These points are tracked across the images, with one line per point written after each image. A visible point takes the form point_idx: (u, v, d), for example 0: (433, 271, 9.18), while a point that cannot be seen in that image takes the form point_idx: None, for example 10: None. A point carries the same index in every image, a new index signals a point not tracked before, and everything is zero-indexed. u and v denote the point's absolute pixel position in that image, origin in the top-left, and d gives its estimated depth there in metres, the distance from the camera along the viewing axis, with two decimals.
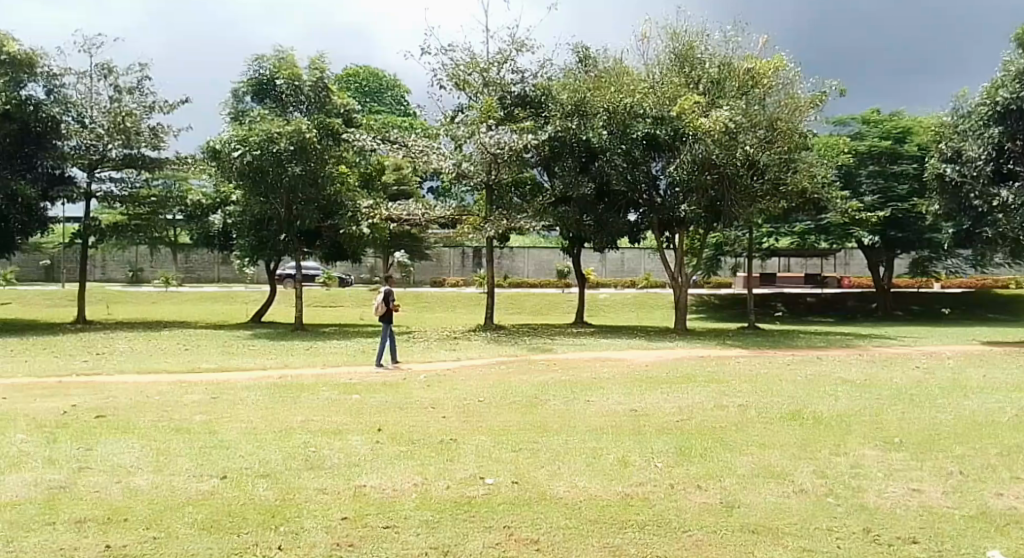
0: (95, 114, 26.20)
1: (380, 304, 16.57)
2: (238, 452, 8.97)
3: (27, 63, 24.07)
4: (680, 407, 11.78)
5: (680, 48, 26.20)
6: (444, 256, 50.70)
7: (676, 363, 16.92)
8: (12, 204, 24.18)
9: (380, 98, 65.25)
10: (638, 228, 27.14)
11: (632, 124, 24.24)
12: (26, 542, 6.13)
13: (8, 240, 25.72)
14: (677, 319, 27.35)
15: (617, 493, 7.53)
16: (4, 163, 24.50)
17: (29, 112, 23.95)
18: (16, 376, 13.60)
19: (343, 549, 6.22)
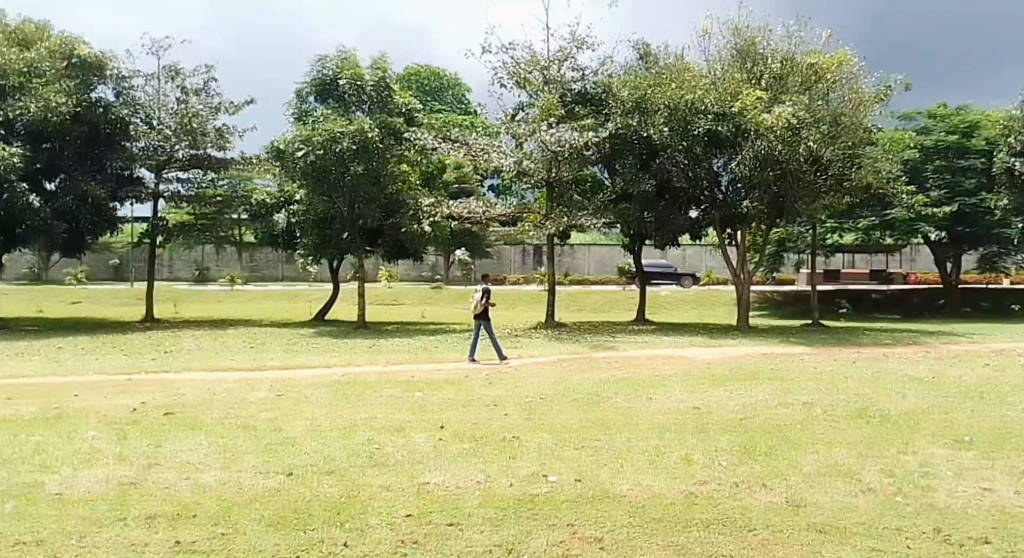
0: (163, 115, 26.87)
1: (478, 302, 16.58)
2: (303, 449, 9.01)
3: (97, 65, 25.07)
4: (744, 405, 11.44)
5: (743, 44, 25.55)
6: (504, 254, 50.70)
7: (739, 360, 16.54)
8: (83, 204, 24.83)
9: (441, 98, 65.73)
10: (699, 224, 26.72)
11: (694, 120, 23.68)
12: (99, 537, 6.21)
13: (80, 239, 26.30)
14: (740, 316, 26.73)
15: (680, 492, 7.31)
16: (75, 163, 25.23)
17: (98, 114, 24.57)
18: (90, 374, 13.92)
19: (407, 546, 6.16)
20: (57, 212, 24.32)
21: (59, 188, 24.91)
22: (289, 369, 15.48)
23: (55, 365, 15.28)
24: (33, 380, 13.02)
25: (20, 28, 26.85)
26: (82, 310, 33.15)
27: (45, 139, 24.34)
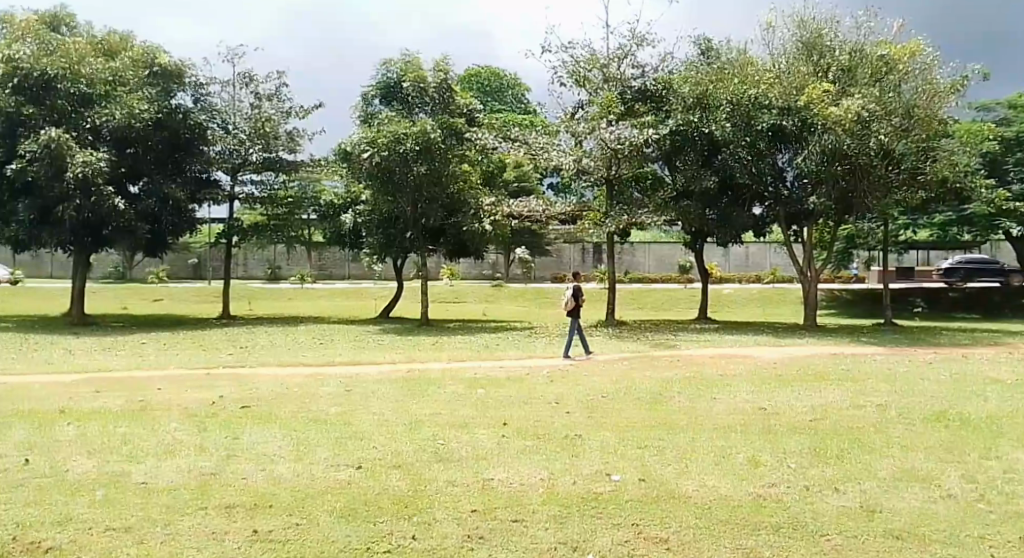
0: (239, 121, 27.57)
1: (569, 299, 16.90)
2: (373, 443, 9.27)
3: (177, 73, 25.86)
4: (814, 406, 11.38)
5: (809, 36, 25.25)
6: (563, 252, 50.66)
7: (809, 361, 16.35)
8: (165, 205, 25.89)
9: (501, 98, 66.07)
10: (763, 221, 26.49)
11: (757, 116, 23.48)
12: (182, 525, 6.49)
13: (161, 239, 27.08)
14: (806, 315, 26.38)
15: (747, 494, 7.35)
16: (157, 167, 25.98)
17: (178, 120, 25.24)
18: (169, 368, 14.46)
19: (473, 541, 6.33)
20: (139, 214, 25.25)
21: (143, 192, 25.81)
22: (354, 365, 15.84)
23: (138, 359, 15.92)
24: (117, 373, 13.63)
25: (105, 38, 27.81)
26: (159, 307, 34.36)
27: (126, 145, 25.14)
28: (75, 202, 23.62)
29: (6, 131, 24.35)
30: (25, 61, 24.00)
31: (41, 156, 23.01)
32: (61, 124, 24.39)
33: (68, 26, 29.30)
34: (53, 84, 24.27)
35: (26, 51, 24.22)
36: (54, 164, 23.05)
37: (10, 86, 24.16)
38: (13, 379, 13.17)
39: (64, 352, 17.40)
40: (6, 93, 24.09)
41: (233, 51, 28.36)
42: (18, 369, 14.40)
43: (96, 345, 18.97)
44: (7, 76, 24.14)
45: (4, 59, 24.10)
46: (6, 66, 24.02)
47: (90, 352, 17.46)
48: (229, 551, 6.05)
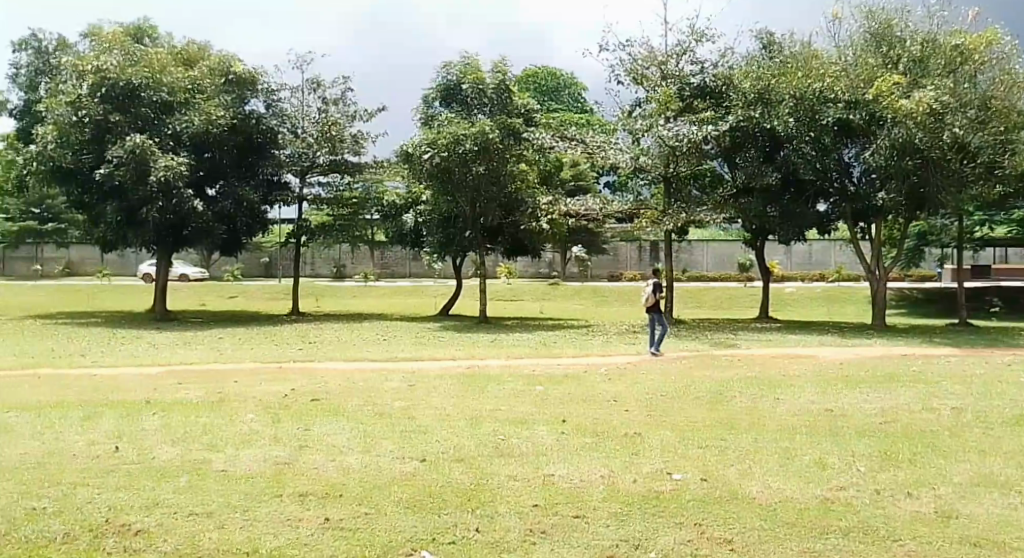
0: (307, 125, 28.06)
1: (648, 296, 17.33)
2: (436, 437, 9.59)
3: (251, 80, 26.80)
4: (883, 409, 11.32)
5: (878, 26, 24.79)
6: (621, 250, 50.75)
7: (878, 361, 16.21)
8: (239, 208, 26.78)
9: (558, 97, 66.25)
10: (829, 219, 25.94)
11: (821, 110, 23.29)
12: (259, 511, 6.78)
13: (235, 240, 28.05)
14: (876, 314, 25.97)
15: (815, 497, 7.41)
16: (233, 170, 27.12)
17: (249, 123, 26.48)
18: (243, 362, 15.09)
19: (536, 535, 6.53)
20: (216, 215, 26.34)
21: (220, 194, 26.84)
22: (416, 360, 16.28)
23: (214, 353, 16.60)
24: (196, 366, 14.25)
25: (184, 47, 28.69)
26: (230, 303, 35.45)
27: (203, 149, 26.07)
28: (157, 204, 24.73)
29: (95, 137, 25.35)
30: (113, 70, 24.99)
31: (127, 161, 24.23)
32: (146, 131, 25.57)
33: (151, 37, 31.15)
34: (138, 93, 25.33)
35: (113, 62, 25.16)
36: (139, 167, 24.30)
37: (97, 95, 25.14)
38: (100, 370, 13.87)
39: (147, 346, 18.24)
40: (94, 101, 25.06)
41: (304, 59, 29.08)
42: (104, 362, 15.14)
43: (175, 339, 19.77)
44: (96, 86, 25.12)
45: (93, 70, 25.04)
46: (95, 76, 24.96)
47: (169, 346, 18.20)
48: (302, 537, 6.31)
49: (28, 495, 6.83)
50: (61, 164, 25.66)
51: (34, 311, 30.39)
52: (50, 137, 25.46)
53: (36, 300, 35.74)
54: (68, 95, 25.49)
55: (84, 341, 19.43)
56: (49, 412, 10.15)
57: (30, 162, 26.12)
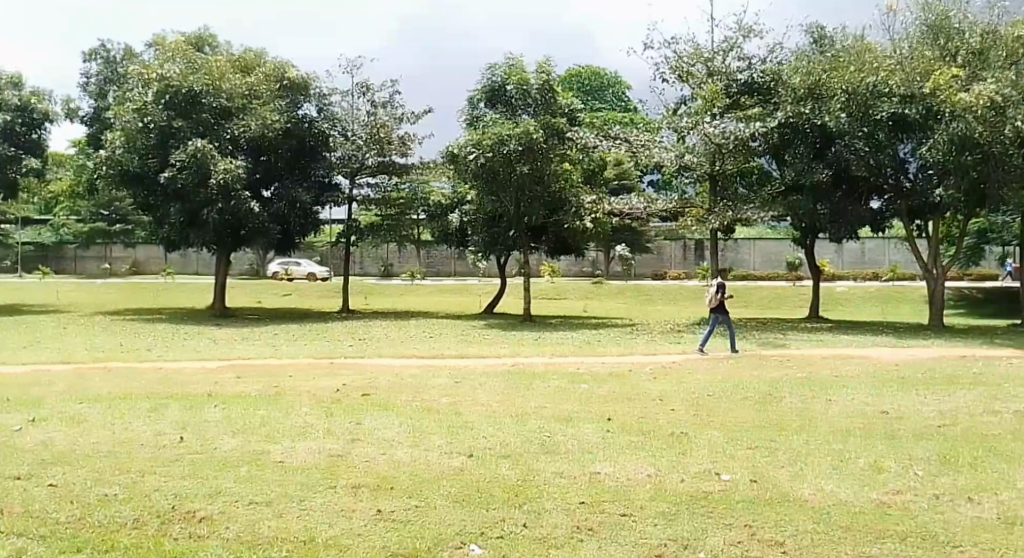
0: (356, 128, 28.36)
1: (714, 295, 17.37)
2: (484, 433, 9.69)
3: (304, 86, 27.42)
4: (941, 411, 11.14)
5: (934, 18, 24.27)
6: (665, 249, 50.48)
7: (932, 363, 15.96)
8: (293, 209, 27.62)
9: (601, 97, 66.13)
10: (883, 217, 25.43)
11: (875, 104, 22.67)
12: (315, 501, 6.94)
13: (288, 241, 28.45)
14: (934, 315, 25.50)
15: (870, 501, 7.36)
16: (287, 172, 27.57)
17: (304, 128, 27.04)
18: (296, 357, 15.40)
19: (583, 532, 6.57)
20: (273, 216, 27.17)
21: (275, 196, 27.40)
22: (462, 357, 16.44)
23: (269, 349, 16.96)
24: (252, 361, 14.58)
25: (242, 55, 29.03)
26: (284, 301, 36.09)
27: (261, 154, 27.05)
28: (217, 206, 25.54)
29: (159, 143, 26.18)
30: (176, 78, 25.98)
31: (189, 165, 25.09)
32: (206, 136, 26.15)
33: (211, 45, 31.81)
34: (200, 100, 26.18)
35: (175, 70, 26.18)
36: (201, 171, 25.09)
37: (162, 102, 26.04)
38: (161, 364, 14.28)
39: (205, 341, 18.70)
40: (159, 108, 25.98)
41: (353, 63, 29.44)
42: (168, 356, 15.55)
43: (231, 335, 20.24)
44: (160, 93, 26.05)
45: (158, 78, 26.14)
46: (160, 84, 26.00)
47: (227, 342, 18.63)
48: (357, 527, 6.44)
49: (100, 482, 7.07)
50: (127, 168, 26.35)
51: (98, 308, 31.30)
52: (117, 143, 26.20)
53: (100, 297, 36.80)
54: (134, 102, 26.38)
55: (144, 336, 19.94)
56: (117, 403, 10.47)
57: (98, 166, 26.66)
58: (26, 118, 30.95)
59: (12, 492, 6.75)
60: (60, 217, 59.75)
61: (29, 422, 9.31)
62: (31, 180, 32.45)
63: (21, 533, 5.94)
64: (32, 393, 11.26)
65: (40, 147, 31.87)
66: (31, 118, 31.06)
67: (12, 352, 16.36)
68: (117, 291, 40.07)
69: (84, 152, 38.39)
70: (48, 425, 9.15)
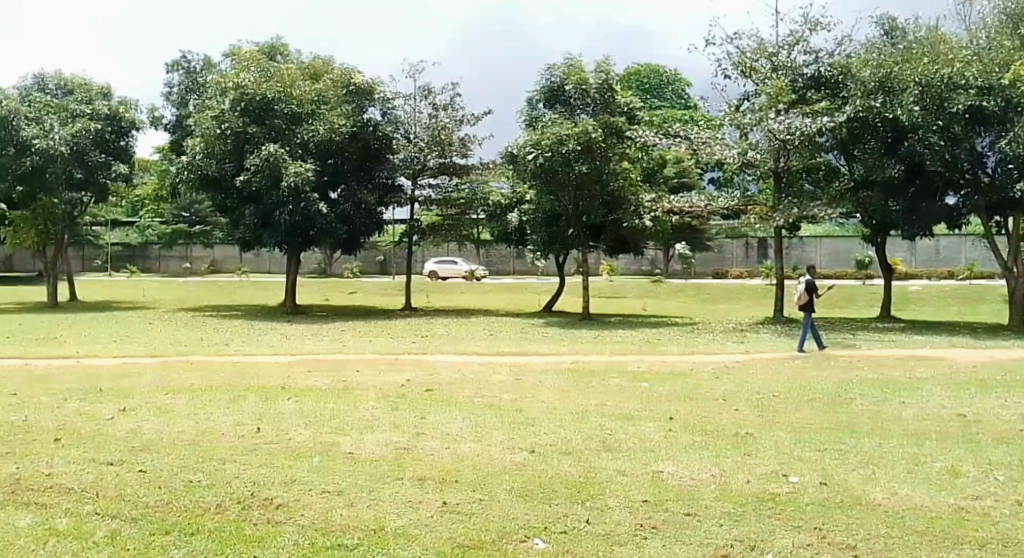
0: (417, 130, 28.68)
1: (802, 294, 17.26)
2: (544, 429, 9.66)
3: (370, 91, 27.48)
4: (1020, 415, 10.75)
5: (1015, 7, 23.75)
6: (726, 247, 49.83)
7: (1010, 364, 15.43)
8: (358, 210, 27.85)
9: (661, 95, 65.64)
10: (959, 213, 24.58)
11: (950, 97, 22.08)
12: (383, 491, 7.01)
13: (353, 242, 28.76)
14: (1012, 313, 24.82)
15: (946, 505, 7.15)
16: (353, 175, 28.00)
17: (370, 132, 27.19)
18: (363, 353, 15.62)
19: (647, 530, 6.50)
20: (339, 216, 27.29)
21: (341, 197, 27.80)
22: (522, 355, 16.43)
23: (335, 344, 17.24)
24: (321, 356, 14.81)
25: (311, 62, 29.59)
26: (350, 298, 36.62)
27: (329, 158, 27.35)
28: (288, 208, 26.02)
29: (235, 149, 26.87)
30: (251, 86, 26.51)
31: (263, 169, 25.67)
32: (278, 141, 26.74)
33: (283, 54, 32.42)
34: (272, 106, 26.72)
35: (250, 78, 26.73)
36: (273, 175, 25.69)
37: (237, 109, 26.75)
38: (235, 358, 14.60)
39: (275, 336, 19.10)
40: (235, 115, 26.66)
41: (415, 66, 29.62)
42: (241, 351, 15.88)
43: (299, 331, 20.63)
44: (236, 101, 26.73)
45: (234, 86, 26.72)
46: (236, 92, 26.63)
47: (297, 337, 18.96)
48: (423, 518, 6.48)
49: (185, 469, 7.24)
50: (207, 172, 27.07)
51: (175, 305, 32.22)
52: (197, 149, 26.99)
53: (177, 295, 37.78)
54: (213, 110, 27.13)
55: (219, 331, 20.44)
56: (196, 394, 10.74)
57: (182, 172, 27.70)
58: (115, 127, 31.82)
59: (104, 476, 6.96)
60: (146, 220, 61.67)
61: (120, 411, 9.59)
62: (119, 185, 33.50)
63: (113, 515, 6.10)
64: (116, 383, 11.63)
65: (127, 154, 32.61)
66: (119, 127, 31.88)
67: (97, 346, 16.88)
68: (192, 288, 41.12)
69: (166, 158, 39.45)
70: (137, 415, 9.41)
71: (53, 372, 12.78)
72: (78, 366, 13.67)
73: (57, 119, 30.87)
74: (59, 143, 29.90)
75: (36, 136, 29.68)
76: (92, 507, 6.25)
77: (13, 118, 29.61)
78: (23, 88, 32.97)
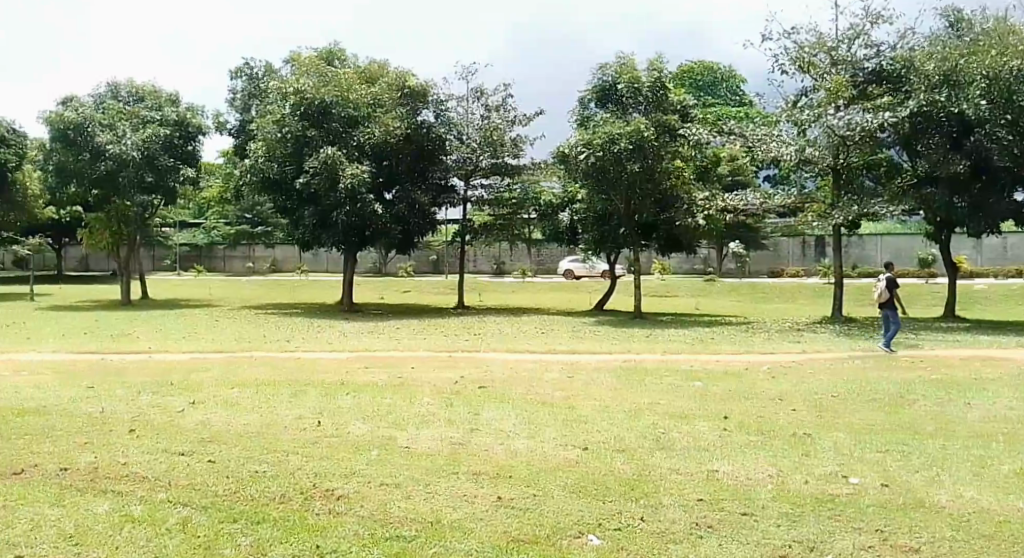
0: (470, 131, 28.80)
1: (883, 291, 16.93)
2: (597, 427, 9.64)
3: (423, 93, 27.82)
4: None
5: None
6: (782, 245, 49.17)
7: None
8: (412, 211, 27.94)
9: (715, 93, 65.16)
10: None
11: (1019, 89, 21.39)
12: (439, 485, 7.10)
13: (406, 245, 28.90)
14: None
15: (1013, 509, 6.98)
16: (407, 177, 28.21)
17: (423, 135, 27.45)
18: (419, 350, 15.77)
19: (702, 529, 6.48)
20: (394, 217, 27.56)
21: (395, 198, 28.02)
22: (575, 353, 16.40)
23: (391, 342, 17.44)
24: (379, 353, 15.00)
25: (366, 67, 29.95)
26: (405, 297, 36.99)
27: (384, 160, 27.65)
28: (345, 208, 26.43)
29: (296, 151, 27.33)
30: (309, 90, 26.94)
31: (321, 171, 26.11)
32: (335, 143, 27.11)
33: (341, 59, 32.86)
34: (329, 110, 27.05)
35: (309, 83, 27.13)
36: (330, 177, 26.12)
37: (297, 113, 27.16)
38: (295, 354, 14.88)
39: (334, 334, 19.39)
40: (295, 119, 27.10)
41: (467, 68, 29.77)
42: (303, 348, 16.15)
43: (356, 328, 20.93)
44: (296, 105, 27.17)
45: (294, 91, 27.18)
46: (295, 96, 27.06)
47: (355, 334, 19.23)
48: (479, 512, 6.54)
49: (252, 460, 7.43)
50: (268, 175, 27.54)
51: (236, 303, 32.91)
52: (259, 153, 27.42)
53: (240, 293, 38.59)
54: (274, 114, 27.61)
55: (278, 328, 20.81)
56: (261, 388, 10.99)
57: (244, 174, 28.19)
58: (182, 132, 32.77)
59: (176, 466, 7.18)
60: (212, 221, 62.76)
61: (190, 404, 9.87)
62: (187, 189, 34.08)
63: (185, 504, 6.29)
64: (184, 378, 11.96)
65: (195, 158, 33.67)
66: (186, 132, 32.83)
67: (166, 342, 17.36)
68: (253, 287, 41.94)
69: (230, 162, 40.34)
70: (207, 407, 9.67)
71: (126, 367, 13.19)
72: (149, 360, 14.08)
73: (129, 125, 31.79)
74: (130, 148, 30.94)
75: (110, 142, 30.88)
76: (165, 495, 6.46)
77: (88, 124, 30.85)
78: (97, 95, 33.58)
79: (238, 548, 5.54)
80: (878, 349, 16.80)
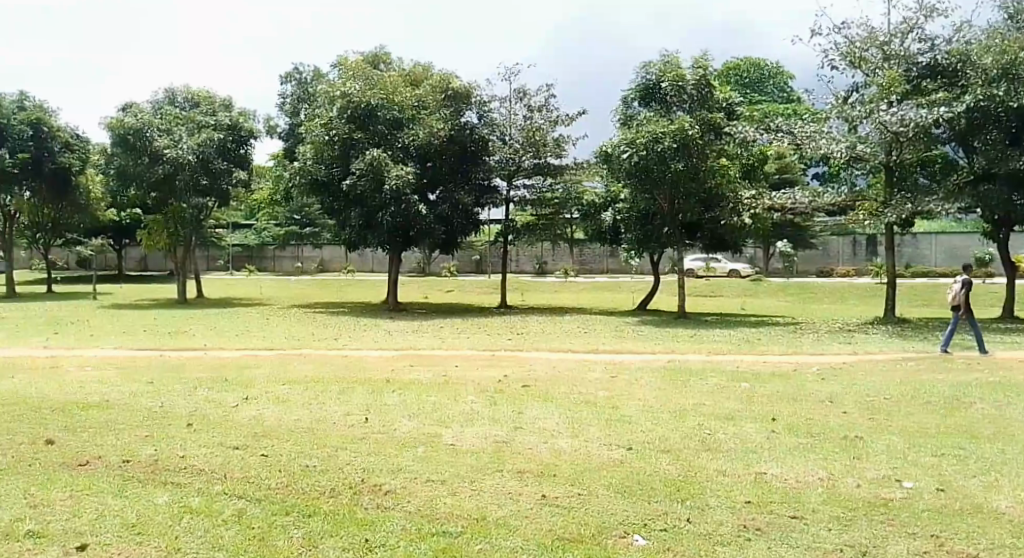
0: (513, 132, 29.01)
1: (959, 292, 16.67)
2: (642, 427, 9.60)
3: (467, 94, 27.97)
4: None
5: None
6: (830, 244, 48.48)
7: None
8: (455, 211, 28.14)
9: (762, 89, 64.39)
10: None
11: None
12: (485, 483, 7.13)
13: (449, 244, 29.05)
14: None
15: None
16: (450, 178, 28.30)
17: (466, 134, 27.64)
18: (464, 349, 15.84)
19: (751, 531, 6.42)
20: (438, 217, 27.72)
21: (440, 199, 28.16)
22: (619, 353, 16.32)
23: (435, 340, 17.55)
24: (424, 351, 15.11)
25: (411, 70, 30.23)
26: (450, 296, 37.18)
27: (428, 161, 27.72)
28: (390, 209, 26.62)
29: (342, 154, 27.44)
30: (356, 94, 27.19)
31: (367, 173, 26.34)
32: (381, 146, 27.32)
33: (386, 62, 33.14)
34: (376, 112, 27.30)
35: (356, 87, 27.38)
36: (376, 178, 26.40)
37: (345, 116, 27.37)
38: (342, 352, 15.07)
39: (380, 332, 19.59)
40: (342, 122, 27.30)
41: (510, 70, 29.92)
42: (350, 345, 16.34)
43: (402, 327, 21.10)
44: (342, 109, 27.40)
45: (341, 95, 27.43)
46: (342, 100, 27.32)
47: (401, 333, 19.39)
48: (524, 510, 6.55)
49: (303, 454, 7.53)
50: (315, 177, 27.81)
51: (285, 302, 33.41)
52: (308, 155, 27.79)
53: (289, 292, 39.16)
54: (321, 118, 27.82)
55: (325, 326, 21.07)
56: (310, 385, 11.14)
57: (293, 177, 28.26)
58: (235, 136, 33.08)
59: (231, 459, 7.31)
60: (263, 222, 63.74)
61: (243, 399, 10.06)
62: (240, 191, 34.50)
63: (240, 496, 6.40)
64: (236, 374, 12.19)
65: (248, 162, 33.89)
66: (239, 136, 33.14)
67: (219, 340, 17.68)
68: (300, 287, 42.51)
69: (279, 165, 40.96)
70: (259, 404, 9.84)
71: (182, 364, 13.48)
72: (203, 357, 14.37)
73: (185, 129, 32.39)
74: (187, 152, 31.43)
75: (167, 147, 31.48)
76: (222, 487, 6.58)
77: (147, 129, 31.53)
78: (154, 101, 34.41)
79: (291, 540, 5.62)
80: (943, 349, 16.56)
